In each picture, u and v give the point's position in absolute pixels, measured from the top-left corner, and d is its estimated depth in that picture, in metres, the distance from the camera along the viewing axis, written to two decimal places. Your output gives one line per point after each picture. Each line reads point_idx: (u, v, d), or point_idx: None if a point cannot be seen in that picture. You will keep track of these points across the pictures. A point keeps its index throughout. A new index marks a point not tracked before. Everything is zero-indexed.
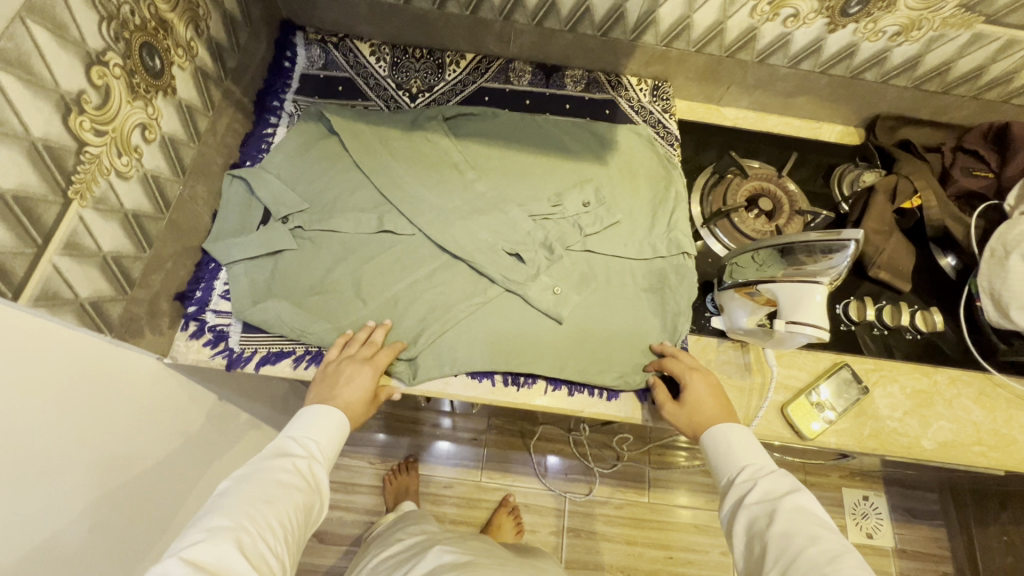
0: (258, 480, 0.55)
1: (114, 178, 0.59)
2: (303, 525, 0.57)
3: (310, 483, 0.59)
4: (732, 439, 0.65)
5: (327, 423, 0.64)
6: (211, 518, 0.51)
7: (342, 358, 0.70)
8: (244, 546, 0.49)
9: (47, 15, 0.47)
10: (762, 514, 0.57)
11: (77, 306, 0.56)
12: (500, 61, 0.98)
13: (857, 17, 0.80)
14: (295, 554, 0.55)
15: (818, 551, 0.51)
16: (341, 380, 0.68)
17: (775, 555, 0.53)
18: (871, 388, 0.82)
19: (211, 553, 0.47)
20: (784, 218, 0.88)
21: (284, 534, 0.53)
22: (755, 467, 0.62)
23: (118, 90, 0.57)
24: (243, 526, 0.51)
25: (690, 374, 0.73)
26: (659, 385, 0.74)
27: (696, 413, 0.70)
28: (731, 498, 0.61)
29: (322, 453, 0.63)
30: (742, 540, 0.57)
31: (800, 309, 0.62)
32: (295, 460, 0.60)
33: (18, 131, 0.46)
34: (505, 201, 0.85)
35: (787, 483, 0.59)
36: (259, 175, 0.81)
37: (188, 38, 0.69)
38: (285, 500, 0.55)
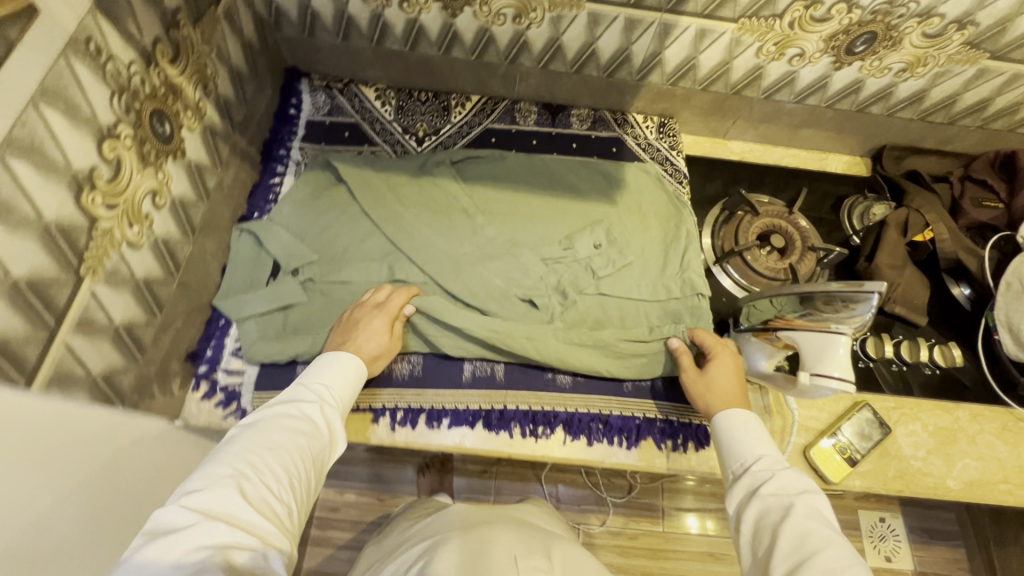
0: (264, 428, 0.56)
1: (125, 249, 0.58)
2: (317, 464, 0.58)
3: (322, 427, 0.60)
4: (750, 428, 0.66)
5: (339, 370, 0.66)
6: (215, 465, 0.51)
7: (354, 311, 0.73)
8: (248, 490, 0.49)
9: (61, 96, 0.47)
10: (777, 507, 0.57)
11: (90, 383, 0.55)
12: (505, 102, 0.97)
13: (863, 55, 0.80)
14: (311, 490, 0.56)
15: (833, 553, 0.50)
16: (353, 326, 0.71)
17: (785, 550, 0.52)
18: (894, 428, 0.81)
19: (213, 499, 0.47)
20: (796, 254, 0.87)
21: (292, 478, 0.54)
22: (771, 460, 0.62)
23: (129, 161, 0.56)
24: (246, 473, 0.51)
25: (716, 350, 0.75)
26: (683, 355, 0.76)
27: (717, 385, 0.72)
28: (744, 484, 0.61)
29: (335, 397, 0.64)
30: (751, 527, 0.58)
31: (824, 360, 0.62)
32: (303, 405, 0.60)
33: (31, 217, 0.45)
34: (516, 246, 0.85)
35: (803, 482, 0.59)
36: (268, 228, 0.81)
37: (197, 99, 0.68)
38: (290, 446, 0.55)
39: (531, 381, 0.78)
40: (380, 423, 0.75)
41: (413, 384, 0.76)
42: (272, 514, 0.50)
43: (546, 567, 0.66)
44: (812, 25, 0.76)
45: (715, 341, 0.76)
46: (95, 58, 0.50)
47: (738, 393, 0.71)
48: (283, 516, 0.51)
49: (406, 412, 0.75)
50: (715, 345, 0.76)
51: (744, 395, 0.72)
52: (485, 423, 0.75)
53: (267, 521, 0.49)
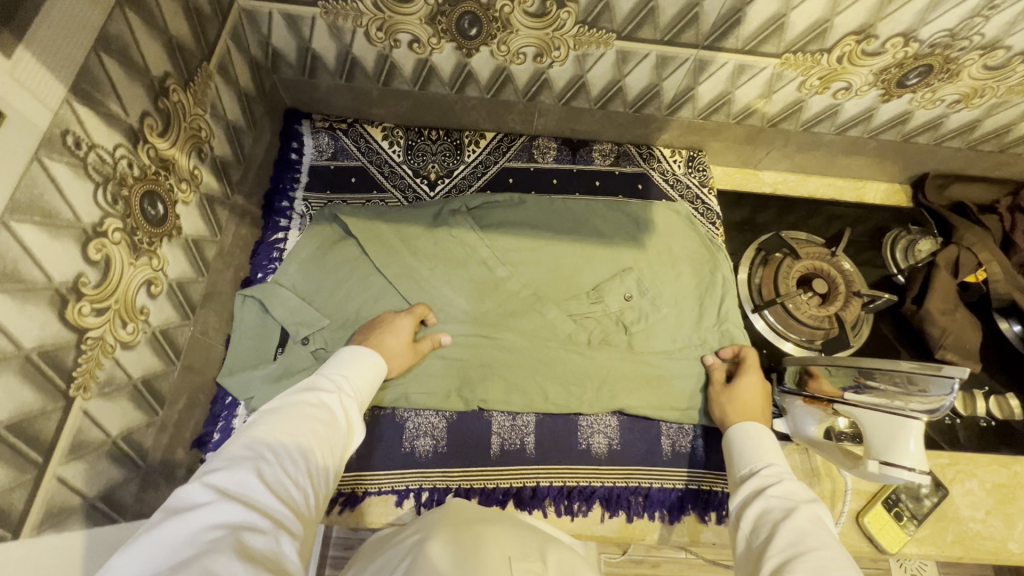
0: (284, 414, 0.51)
1: (119, 352, 0.51)
2: (333, 454, 0.52)
3: (340, 415, 0.55)
4: (760, 437, 0.64)
5: (360, 363, 0.62)
6: (232, 449, 0.46)
7: (382, 314, 0.73)
8: (264, 473, 0.44)
9: (36, 206, 0.40)
10: (779, 507, 0.53)
11: (87, 508, 0.49)
12: (522, 139, 0.91)
13: (915, 88, 0.74)
14: (328, 478, 0.51)
15: (828, 557, 0.46)
16: (379, 325, 0.70)
17: (781, 545, 0.49)
18: (950, 487, 0.76)
19: (230, 481, 0.42)
20: (840, 301, 0.81)
21: (309, 464, 0.48)
22: (780, 468, 0.59)
23: (119, 256, 0.50)
24: (264, 456, 0.46)
25: (749, 368, 0.72)
26: (716, 370, 0.74)
27: (744, 401, 0.69)
28: (750, 485, 0.58)
29: (354, 389, 0.59)
30: (750, 522, 0.54)
31: (894, 449, 0.57)
32: (322, 393, 0.56)
33: (8, 350, 0.39)
34: (542, 301, 0.78)
35: (810, 493, 0.56)
36: (272, 292, 0.74)
37: (192, 167, 0.61)
38: (309, 432, 0.50)
39: (566, 454, 0.72)
40: (403, 506, 0.69)
41: (438, 461, 0.71)
42: (285, 498, 0.44)
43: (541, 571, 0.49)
44: (863, 59, 0.69)
45: (745, 359, 0.74)
46: (73, 152, 0.44)
47: (760, 415, 0.68)
48: (298, 502, 0.45)
49: (431, 492, 0.69)
50: (745, 359, 0.73)
51: (767, 420, 0.69)
52: (516, 501, 0.70)
53: (280, 505, 0.43)
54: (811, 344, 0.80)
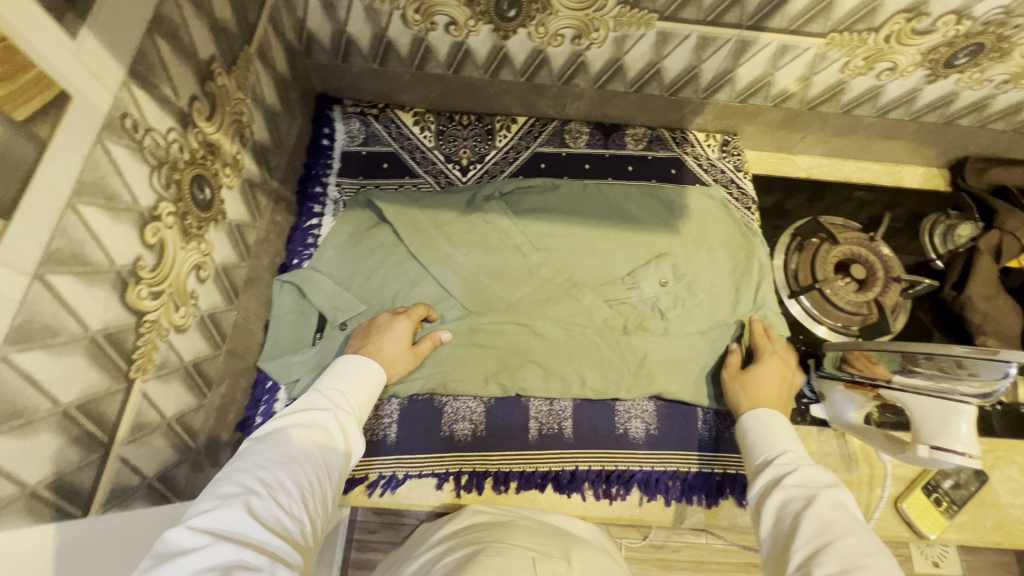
0: (276, 439, 0.49)
1: (172, 335, 0.52)
2: (332, 476, 0.50)
3: (337, 432, 0.53)
4: (776, 423, 0.62)
5: (358, 375, 0.60)
6: (224, 482, 0.44)
7: (376, 318, 0.71)
8: (256, 507, 0.42)
9: (100, 189, 0.40)
10: (799, 497, 0.51)
11: (145, 487, 0.51)
12: (554, 123, 0.90)
13: (964, 68, 0.72)
14: (328, 500, 0.49)
15: (856, 543, 0.45)
16: (376, 331, 0.68)
17: (805, 537, 0.47)
18: (989, 473, 0.75)
19: (221, 519, 0.41)
20: (879, 286, 0.80)
21: (305, 490, 0.46)
22: (795, 455, 0.57)
23: (172, 240, 0.50)
24: (256, 488, 0.44)
25: (770, 358, 0.71)
26: (734, 355, 0.73)
27: (758, 390, 0.68)
28: (767, 474, 0.56)
29: (351, 404, 0.58)
30: (771, 517, 0.52)
31: (945, 434, 0.57)
32: (317, 411, 0.54)
33: (77, 332, 0.40)
34: (577, 286, 0.78)
35: (828, 476, 0.53)
36: (310, 277, 0.74)
37: (235, 152, 0.61)
38: (302, 456, 0.48)
39: (604, 438, 0.72)
40: (443, 489, 0.70)
41: (477, 446, 0.71)
42: (281, 530, 0.42)
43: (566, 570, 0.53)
44: (911, 38, 0.68)
45: (762, 346, 0.73)
46: (131, 135, 0.44)
47: (773, 404, 0.66)
48: (295, 532, 0.44)
49: (471, 475, 0.70)
50: (761, 346, 0.73)
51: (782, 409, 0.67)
52: (555, 485, 0.71)
53: (276, 538, 0.41)
54: (848, 329, 0.79)
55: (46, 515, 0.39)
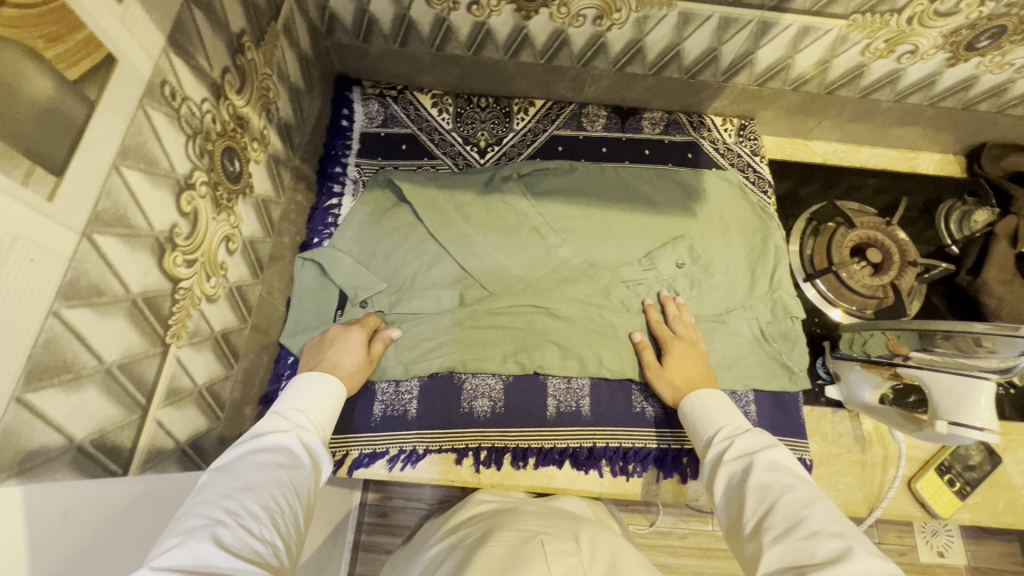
0: (236, 467, 0.46)
1: (204, 304, 0.53)
2: (303, 495, 0.48)
3: (301, 452, 0.50)
4: (706, 401, 0.61)
5: (315, 394, 0.58)
6: (184, 519, 0.41)
7: (327, 331, 0.70)
8: (223, 537, 0.39)
9: (141, 154, 0.41)
10: (739, 468, 0.51)
11: (178, 452, 0.52)
12: (572, 107, 0.90)
13: (985, 51, 0.72)
14: (301, 522, 0.46)
15: (795, 497, 0.45)
16: (328, 343, 0.67)
17: (751, 507, 0.47)
18: (1002, 456, 0.76)
19: (184, 555, 0.37)
20: (895, 270, 0.79)
21: (275, 513, 0.44)
22: (731, 427, 0.57)
23: (205, 210, 0.51)
24: (222, 519, 0.41)
25: (676, 344, 0.71)
26: (645, 351, 0.72)
27: (679, 378, 0.67)
28: (711, 456, 0.55)
29: (314, 422, 0.56)
30: (721, 497, 0.51)
31: (964, 409, 0.58)
32: (279, 433, 0.51)
33: (120, 293, 0.41)
34: (595, 268, 0.79)
35: (761, 437, 0.53)
36: (331, 255, 0.75)
37: (262, 127, 0.62)
38: (267, 480, 0.45)
39: (620, 416, 0.73)
40: (463, 464, 0.71)
41: (496, 423, 0.72)
42: (254, 557, 0.39)
43: (574, 550, 0.53)
44: (934, 20, 0.68)
45: (664, 333, 0.72)
46: (170, 103, 0.44)
47: (703, 383, 0.67)
48: (269, 557, 0.41)
49: (490, 451, 0.71)
50: (665, 333, 0.72)
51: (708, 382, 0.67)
52: (573, 462, 0.72)
53: (249, 565, 0.38)
54: (862, 313, 0.80)
55: (91, 470, 0.40)
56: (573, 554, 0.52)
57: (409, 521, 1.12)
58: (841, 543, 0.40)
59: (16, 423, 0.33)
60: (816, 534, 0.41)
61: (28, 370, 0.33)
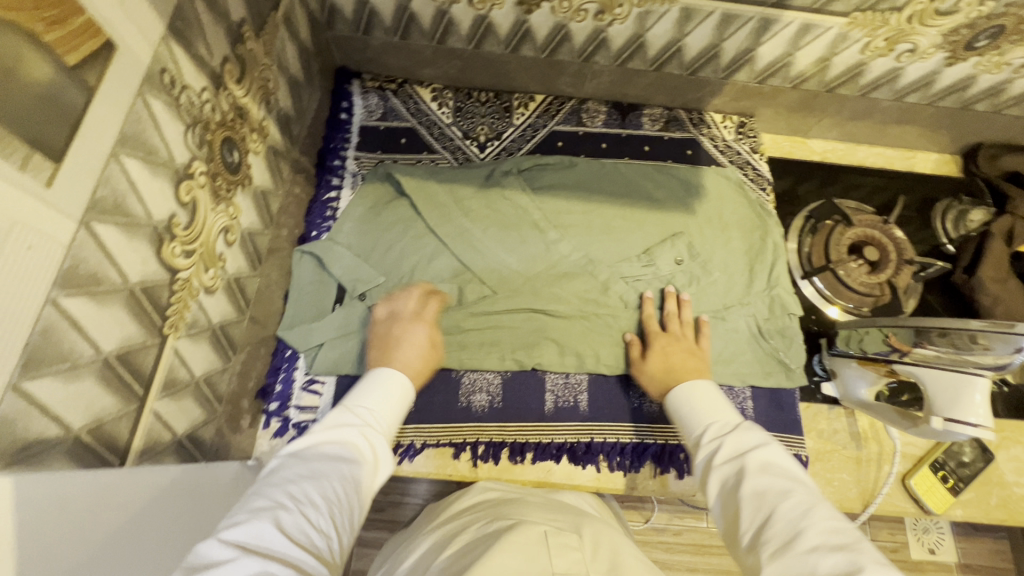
0: (307, 455, 0.47)
1: (202, 296, 0.53)
2: (362, 491, 0.48)
3: (366, 447, 0.51)
4: (693, 398, 0.60)
5: (384, 389, 0.58)
6: (258, 495, 0.43)
7: (381, 322, 0.68)
8: (284, 521, 0.40)
9: (140, 142, 0.41)
10: (731, 472, 0.50)
11: (176, 444, 0.52)
12: (572, 102, 0.90)
13: (983, 50, 0.73)
14: (358, 517, 0.46)
15: (791, 505, 0.44)
16: (395, 340, 0.65)
17: (747, 516, 0.46)
18: (994, 453, 0.76)
19: (248, 533, 0.38)
20: (891, 269, 0.81)
21: (333, 505, 0.44)
22: (719, 425, 0.55)
23: (203, 200, 0.50)
24: (285, 504, 0.42)
25: (662, 340, 0.70)
26: (634, 348, 0.72)
27: (656, 368, 0.68)
28: (700, 458, 0.54)
29: (382, 419, 0.56)
30: (715, 504, 0.50)
31: (960, 406, 0.58)
32: (348, 425, 0.52)
33: (118, 283, 0.40)
34: (593, 263, 0.79)
35: (752, 435, 0.52)
36: (329, 248, 0.74)
37: (261, 118, 0.62)
38: (331, 471, 0.46)
39: (618, 412, 0.73)
40: (461, 458, 0.71)
41: (495, 417, 0.72)
42: (309, 547, 0.40)
43: (577, 545, 0.53)
44: (934, 19, 0.68)
45: (650, 325, 0.73)
46: (169, 91, 0.44)
47: (679, 368, 0.66)
48: (323, 549, 0.41)
49: (488, 446, 0.71)
50: (651, 325, 0.73)
51: (688, 367, 0.66)
52: (570, 456, 0.72)
53: (304, 554, 0.39)
54: (859, 310, 0.80)
55: (89, 461, 0.40)
56: (576, 549, 0.52)
57: (404, 517, 1.12)
58: (842, 557, 0.39)
59: (13, 412, 0.32)
60: (815, 549, 0.40)
61: (25, 358, 0.33)
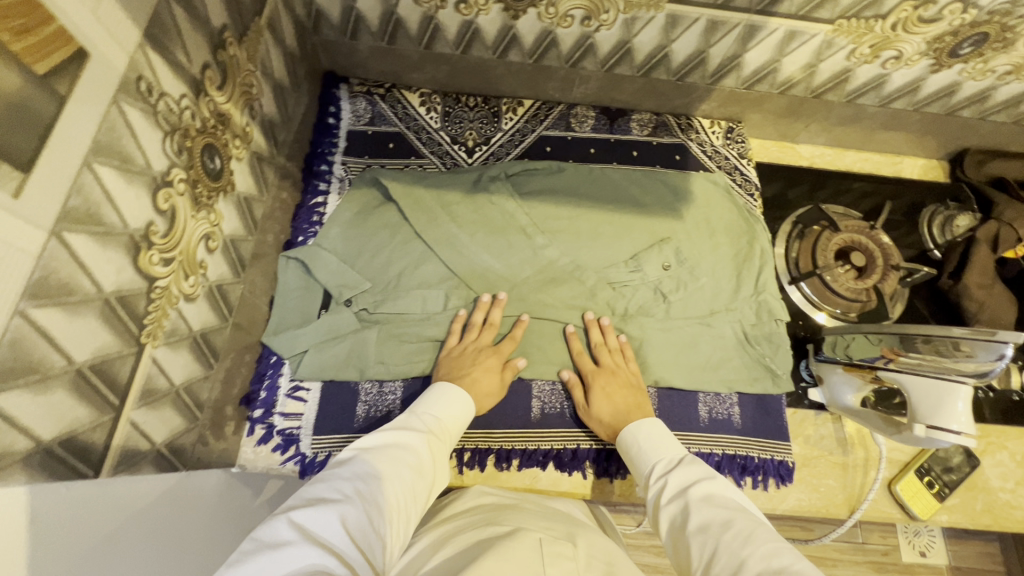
0: (376, 454, 0.51)
1: (182, 304, 0.52)
2: (417, 498, 0.51)
3: (427, 457, 0.54)
4: (642, 437, 0.62)
5: (447, 401, 0.62)
6: (334, 481, 0.47)
7: (453, 343, 0.71)
8: (349, 517, 0.43)
9: (115, 150, 0.40)
10: (678, 508, 0.51)
11: (154, 454, 0.51)
12: (560, 107, 0.90)
13: (968, 57, 0.73)
14: (409, 521, 0.49)
15: (732, 535, 0.45)
16: (466, 363, 0.68)
17: (696, 550, 0.47)
18: (980, 459, 0.77)
19: (319, 521, 0.42)
20: (878, 274, 0.80)
21: (392, 508, 0.47)
22: (666, 463, 0.57)
23: (183, 208, 0.50)
24: (354, 498, 0.45)
25: (600, 377, 0.69)
26: (575, 390, 0.71)
27: (608, 413, 0.67)
28: (653, 497, 0.55)
29: (442, 432, 0.59)
30: (669, 540, 0.51)
31: (942, 413, 0.58)
32: (412, 432, 0.56)
33: (91, 292, 0.40)
34: (581, 269, 0.78)
35: (697, 471, 0.54)
36: (314, 254, 0.74)
37: (244, 124, 0.61)
38: (394, 474, 0.50)
39: None
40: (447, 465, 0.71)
41: (481, 424, 0.72)
42: (366, 547, 0.43)
43: (571, 554, 0.52)
44: (918, 26, 0.68)
45: (585, 362, 0.72)
46: (146, 98, 0.43)
47: (631, 412, 0.66)
48: (377, 550, 0.44)
49: (474, 453, 0.71)
50: (586, 363, 0.72)
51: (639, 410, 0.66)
52: (557, 464, 0.72)
53: (359, 551, 0.42)
54: (846, 316, 0.80)
55: (62, 473, 0.39)
56: (570, 559, 0.51)
57: None
58: None
59: None
60: None
61: None
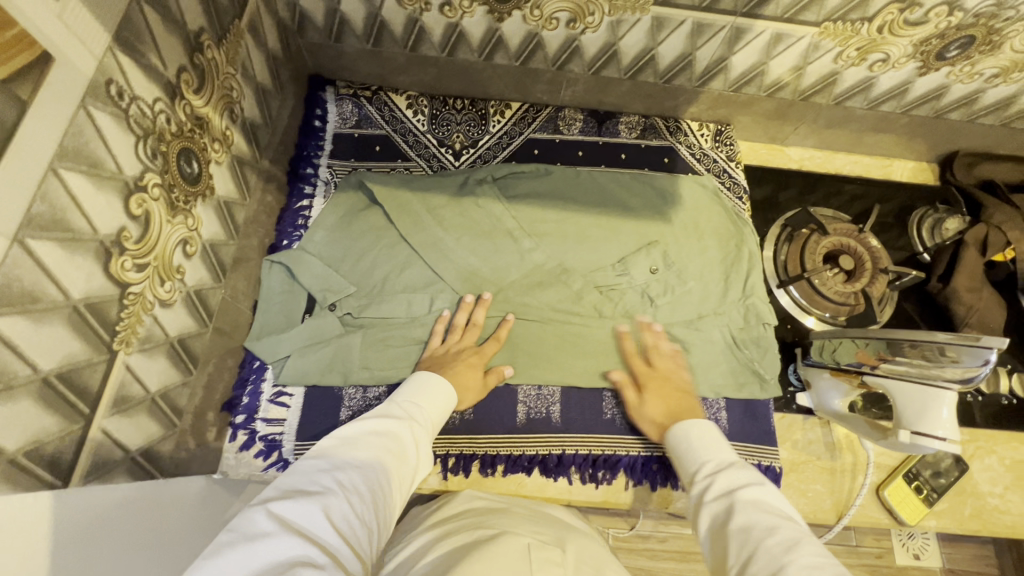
0: (355, 443, 0.50)
1: (158, 309, 0.52)
2: (400, 487, 0.50)
3: (408, 445, 0.53)
4: (693, 436, 0.61)
5: (428, 391, 0.62)
6: (311, 471, 0.46)
7: (438, 346, 0.71)
8: (331, 508, 0.42)
9: (83, 156, 0.40)
10: (722, 508, 0.50)
11: (128, 462, 0.51)
12: (548, 110, 0.90)
13: (954, 60, 0.73)
14: (392, 510, 0.48)
15: (776, 541, 0.44)
16: (450, 362, 0.68)
17: (734, 550, 0.46)
18: (969, 463, 0.76)
19: (299, 512, 0.41)
20: (866, 278, 0.80)
21: (375, 496, 0.46)
22: (716, 463, 0.56)
23: (158, 213, 0.49)
24: (335, 487, 0.44)
25: (652, 380, 0.70)
26: (625, 390, 0.71)
27: (661, 414, 0.67)
28: (696, 493, 0.54)
29: (423, 420, 0.58)
30: (708, 539, 0.50)
31: (926, 419, 0.58)
32: (393, 421, 0.55)
33: (59, 299, 0.39)
34: (568, 272, 0.78)
35: (749, 475, 0.53)
36: (298, 257, 0.73)
37: (224, 127, 0.61)
38: (376, 462, 0.49)
39: (592, 423, 0.72)
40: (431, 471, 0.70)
41: (466, 429, 0.71)
42: (350, 536, 0.41)
43: (560, 560, 0.51)
44: (904, 29, 0.68)
45: (636, 363, 0.72)
46: (116, 102, 0.43)
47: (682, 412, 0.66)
48: (363, 539, 0.42)
49: (458, 458, 0.70)
50: (638, 364, 0.72)
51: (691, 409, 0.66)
52: (542, 469, 0.71)
53: (343, 541, 0.40)
54: (834, 320, 0.80)
55: (28, 484, 0.39)
56: (560, 565, 0.50)
57: None
58: None
59: None
60: None
61: None
